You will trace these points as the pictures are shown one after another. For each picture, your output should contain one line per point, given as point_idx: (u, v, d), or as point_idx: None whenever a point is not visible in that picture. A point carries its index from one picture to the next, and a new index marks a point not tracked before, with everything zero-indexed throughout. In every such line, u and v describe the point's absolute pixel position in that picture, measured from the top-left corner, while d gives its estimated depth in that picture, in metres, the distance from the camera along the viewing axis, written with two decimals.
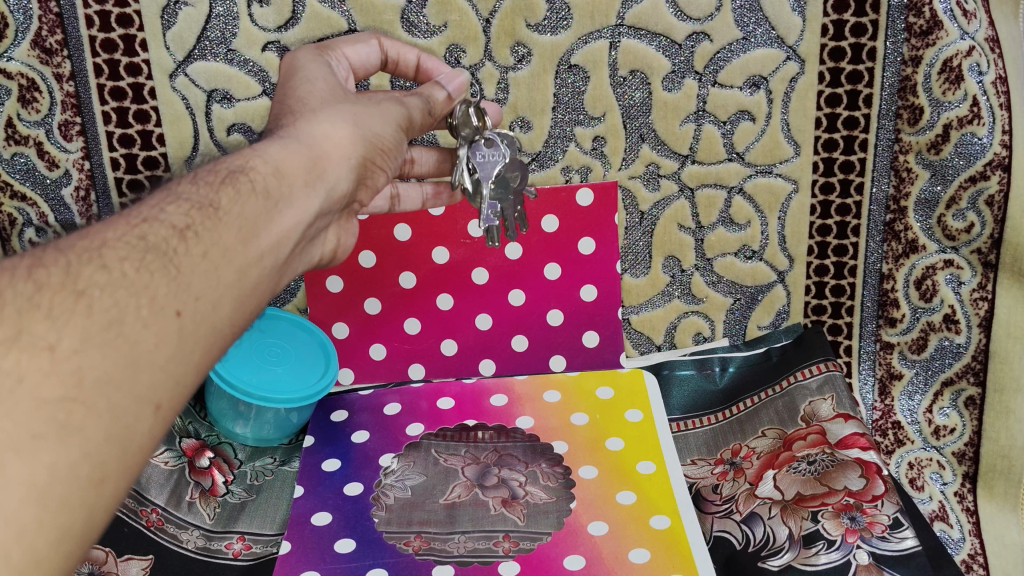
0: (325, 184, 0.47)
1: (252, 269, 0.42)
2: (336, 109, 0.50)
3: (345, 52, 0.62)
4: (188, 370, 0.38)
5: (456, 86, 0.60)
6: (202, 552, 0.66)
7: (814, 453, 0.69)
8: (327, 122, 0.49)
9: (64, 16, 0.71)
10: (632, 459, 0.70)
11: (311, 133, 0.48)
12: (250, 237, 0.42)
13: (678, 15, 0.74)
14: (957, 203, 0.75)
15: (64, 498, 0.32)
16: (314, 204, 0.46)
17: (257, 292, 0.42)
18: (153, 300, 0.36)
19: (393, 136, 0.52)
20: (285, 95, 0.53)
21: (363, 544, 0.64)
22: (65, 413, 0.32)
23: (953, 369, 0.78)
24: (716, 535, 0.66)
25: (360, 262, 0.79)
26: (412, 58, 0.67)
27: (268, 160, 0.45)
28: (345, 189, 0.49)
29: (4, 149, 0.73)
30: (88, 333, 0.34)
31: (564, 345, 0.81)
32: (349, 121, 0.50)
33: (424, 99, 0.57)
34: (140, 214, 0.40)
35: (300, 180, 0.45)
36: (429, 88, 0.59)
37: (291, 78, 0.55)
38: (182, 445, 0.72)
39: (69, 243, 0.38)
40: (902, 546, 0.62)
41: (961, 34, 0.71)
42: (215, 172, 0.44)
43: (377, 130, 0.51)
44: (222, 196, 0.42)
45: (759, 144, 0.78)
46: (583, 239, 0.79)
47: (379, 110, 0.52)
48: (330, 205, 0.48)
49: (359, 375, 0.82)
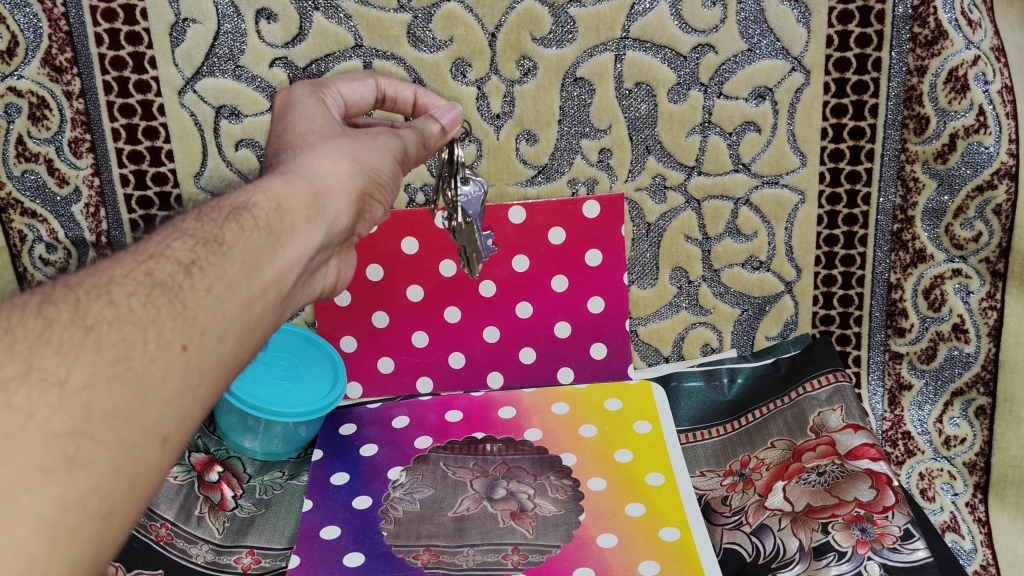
0: (327, 219, 0.47)
1: (256, 302, 0.42)
2: (335, 143, 0.51)
3: (340, 90, 0.61)
4: (194, 404, 0.38)
5: (449, 118, 0.61)
6: (211, 567, 0.66)
7: (824, 463, 0.69)
8: (327, 157, 0.49)
9: (75, 35, 0.71)
10: (641, 470, 0.70)
11: (312, 169, 0.48)
12: (253, 271, 0.42)
13: (683, 27, 0.74)
14: (965, 212, 0.75)
15: (74, 528, 0.32)
16: (316, 238, 0.46)
17: (262, 324, 0.42)
18: (160, 334, 0.36)
19: (390, 169, 0.53)
20: (285, 129, 0.53)
21: (372, 558, 0.64)
22: (75, 446, 0.33)
23: (963, 378, 0.78)
24: (726, 547, 0.66)
25: (367, 276, 0.79)
26: (409, 95, 0.66)
27: (270, 195, 0.45)
28: (345, 223, 0.49)
29: (15, 166, 0.74)
30: (97, 368, 0.34)
31: (571, 357, 0.81)
32: (348, 156, 0.50)
33: (420, 132, 0.58)
34: (147, 250, 0.40)
35: (302, 214, 0.45)
36: (424, 120, 0.60)
37: (288, 113, 0.55)
38: (192, 458, 0.73)
39: (78, 279, 0.38)
40: (913, 557, 0.62)
41: (966, 43, 0.71)
42: (219, 208, 0.44)
43: (375, 163, 0.51)
44: (226, 231, 0.42)
45: (765, 154, 0.78)
46: (590, 252, 0.79)
47: (376, 143, 0.53)
48: (332, 238, 0.48)
49: (367, 388, 0.82)
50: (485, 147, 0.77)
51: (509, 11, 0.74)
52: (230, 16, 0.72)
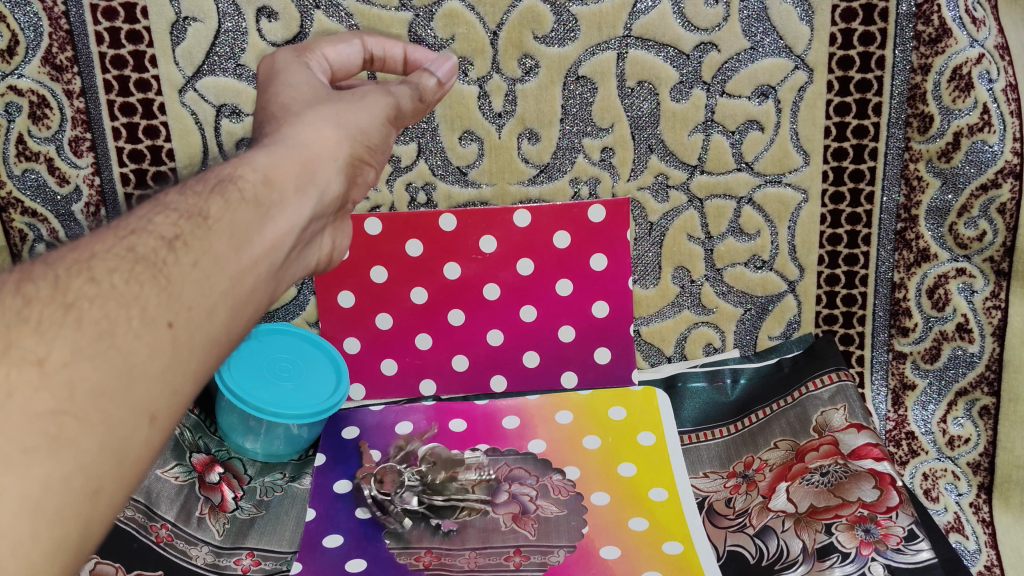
0: (317, 187, 0.47)
1: (246, 276, 0.41)
2: (319, 109, 0.51)
3: (325, 53, 0.59)
4: (184, 379, 0.38)
5: (446, 70, 0.60)
6: (211, 568, 0.65)
7: (827, 464, 0.68)
8: (311, 125, 0.49)
9: (75, 33, 0.71)
10: (645, 484, 0.69)
11: (297, 137, 0.48)
12: (242, 244, 0.42)
13: (686, 26, 0.74)
14: (969, 211, 0.74)
15: (59, 508, 0.32)
16: (307, 209, 0.46)
17: (253, 298, 0.42)
18: (144, 310, 0.36)
19: (379, 131, 0.53)
20: (269, 101, 0.53)
21: (374, 566, 0.63)
22: (58, 426, 0.32)
23: (967, 378, 0.78)
24: (730, 549, 0.65)
25: (371, 278, 0.79)
26: (398, 52, 0.63)
27: (256, 168, 0.45)
28: (337, 190, 0.49)
29: (15, 165, 0.73)
30: (78, 345, 0.34)
31: (575, 360, 0.81)
32: (333, 122, 0.50)
33: (414, 87, 0.58)
34: (128, 226, 0.40)
35: (290, 185, 0.46)
36: (419, 74, 0.59)
37: (273, 81, 0.55)
38: (192, 459, 0.72)
39: (58, 256, 0.38)
40: (916, 558, 0.61)
41: (971, 41, 0.71)
42: (203, 181, 0.44)
43: (361, 125, 0.52)
44: (211, 205, 0.42)
45: (769, 153, 0.77)
46: (595, 255, 0.79)
47: (364, 104, 0.53)
48: (323, 207, 0.49)
49: (370, 391, 0.81)
50: (486, 146, 0.77)
51: (510, 9, 0.73)
52: (230, 15, 0.72)
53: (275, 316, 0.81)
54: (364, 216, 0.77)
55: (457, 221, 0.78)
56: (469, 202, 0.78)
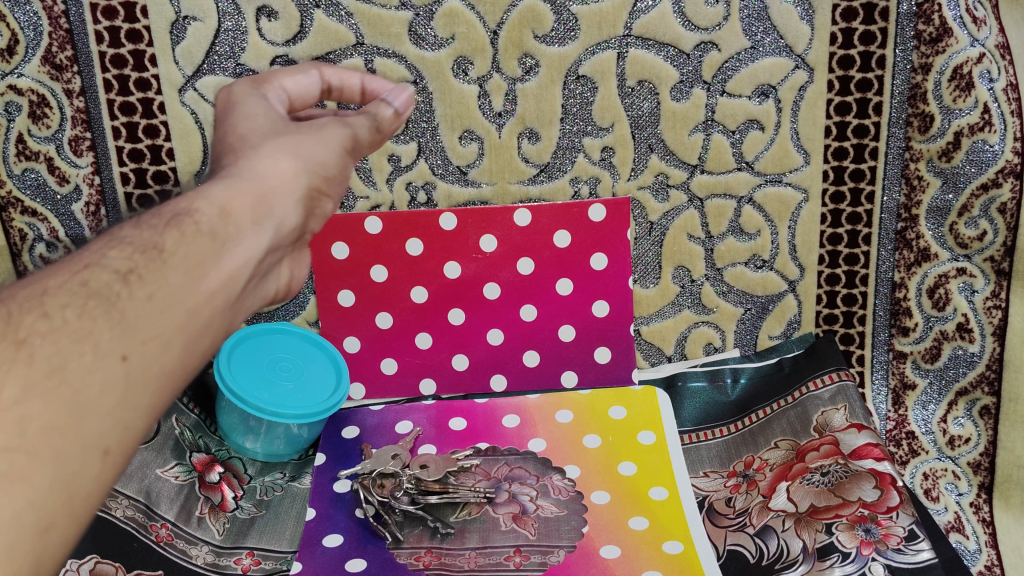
0: (273, 219, 0.45)
1: (203, 308, 0.40)
2: (276, 142, 0.48)
3: (282, 84, 0.55)
4: (138, 414, 0.36)
5: (403, 99, 0.57)
6: (212, 568, 0.65)
7: (828, 463, 0.68)
8: (268, 157, 0.47)
9: (74, 32, 0.71)
10: (645, 484, 0.69)
11: (254, 170, 0.46)
12: (197, 277, 0.40)
13: (687, 25, 0.74)
14: (969, 211, 0.74)
15: (5, 547, 0.31)
16: (264, 241, 0.44)
17: (210, 330, 0.41)
18: (97, 345, 0.35)
19: (338, 162, 0.51)
20: (224, 133, 0.49)
21: (374, 565, 0.63)
22: (6, 463, 0.31)
23: (967, 378, 0.78)
24: (730, 549, 0.65)
25: (372, 277, 0.78)
26: (356, 81, 0.60)
27: (213, 201, 0.43)
28: (294, 222, 0.47)
29: (15, 165, 0.73)
30: (30, 382, 0.33)
31: (575, 361, 0.81)
32: (291, 153, 0.48)
33: (371, 117, 0.55)
34: (83, 260, 0.39)
35: (247, 219, 0.43)
36: (376, 105, 0.56)
37: (225, 115, 0.51)
38: (192, 459, 0.72)
39: (8, 292, 0.36)
40: (918, 558, 0.61)
41: (972, 41, 0.71)
42: (159, 215, 0.42)
43: (320, 157, 0.49)
44: (167, 239, 0.40)
45: (769, 153, 0.77)
46: (595, 255, 0.79)
47: (321, 135, 0.50)
48: (281, 238, 0.46)
49: (370, 390, 0.81)
50: (487, 145, 0.77)
51: (510, 9, 0.73)
52: (230, 14, 0.72)
53: (275, 315, 0.81)
54: (365, 214, 0.77)
55: (458, 220, 0.77)
56: (469, 201, 0.78)
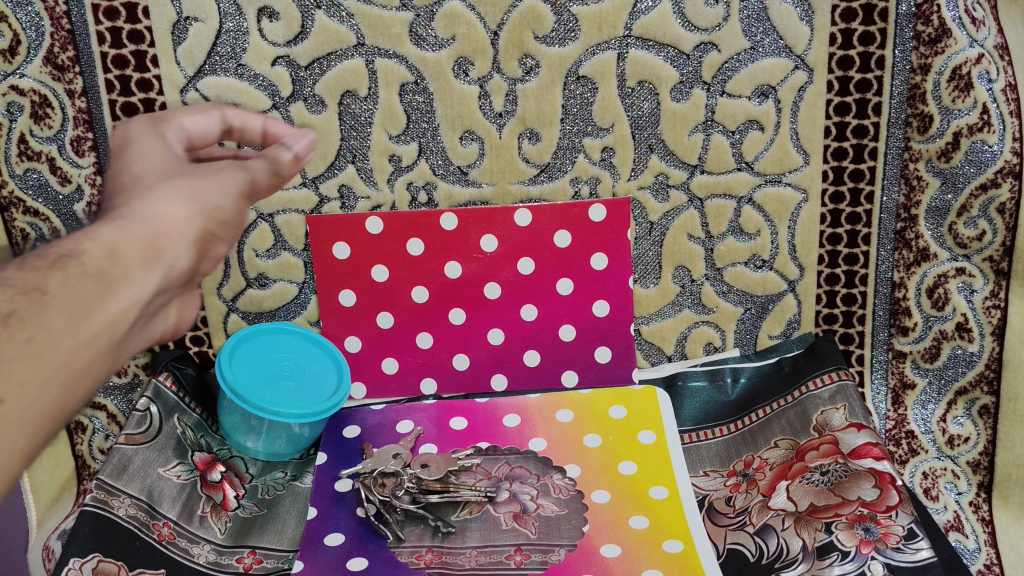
0: (164, 262, 0.42)
1: (84, 352, 0.37)
2: (171, 185, 0.44)
3: (181, 122, 0.52)
4: (8, 459, 0.34)
5: (306, 145, 0.51)
6: (213, 566, 0.65)
7: (827, 463, 0.68)
8: (161, 200, 0.43)
9: (76, 33, 0.71)
10: (645, 483, 0.69)
11: (147, 213, 0.42)
12: (81, 320, 0.37)
13: (686, 25, 0.74)
14: (968, 211, 0.75)
15: None
16: (153, 283, 0.41)
17: (91, 373, 0.38)
18: None
19: (235, 208, 0.47)
20: (118, 170, 0.46)
21: (375, 564, 0.63)
22: None
23: (966, 378, 0.78)
24: (730, 548, 0.65)
25: (373, 277, 0.79)
26: (258, 125, 0.57)
27: (100, 242, 0.39)
28: (186, 265, 0.43)
29: (16, 165, 0.73)
30: None
31: (575, 360, 0.81)
32: (187, 197, 0.44)
33: (270, 161, 0.50)
34: None
35: (137, 260, 0.40)
36: (275, 148, 0.51)
37: (118, 153, 0.47)
38: (194, 458, 0.72)
39: None
40: (917, 557, 0.60)
41: (970, 41, 0.71)
42: (40, 253, 0.38)
43: (217, 202, 0.45)
44: (49, 279, 0.36)
45: (769, 153, 0.77)
46: (595, 255, 0.79)
47: (217, 179, 0.46)
48: (170, 281, 0.43)
49: (371, 389, 0.82)
50: (487, 145, 0.77)
51: (511, 10, 0.74)
52: (231, 15, 0.72)
53: (277, 315, 0.82)
54: (365, 214, 0.77)
55: (458, 220, 0.78)
56: (470, 201, 0.79)
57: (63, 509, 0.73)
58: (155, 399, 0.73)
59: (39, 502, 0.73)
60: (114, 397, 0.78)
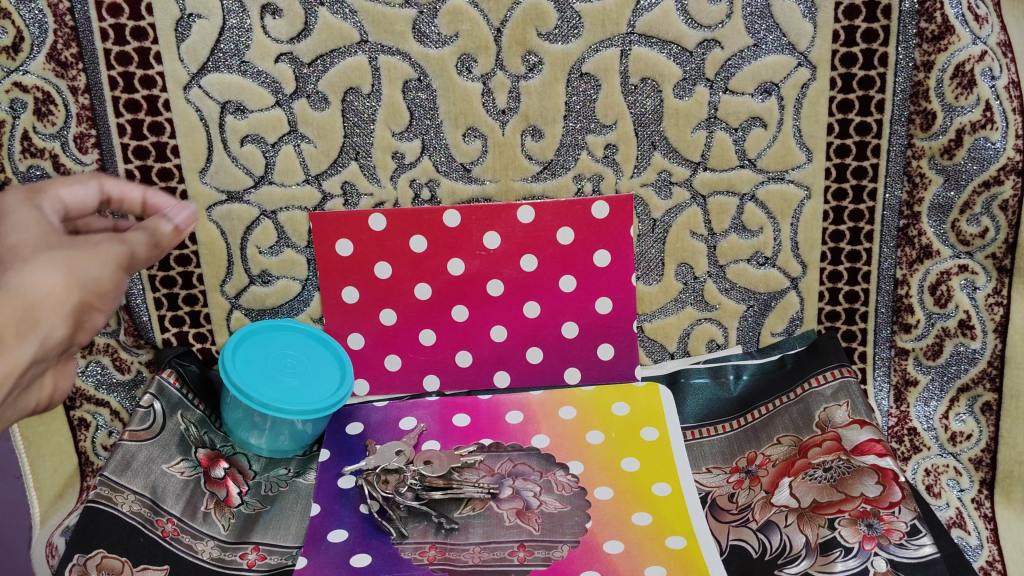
0: (38, 333, 0.42)
1: None
2: (47, 255, 0.44)
3: (58, 194, 0.52)
4: None
5: (185, 217, 0.52)
6: (217, 563, 0.65)
7: (830, 459, 0.68)
8: (37, 271, 0.43)
9: (79, 29, 0.71)
10: (648, 479, 0.69)
11: (21, 284, 0.42)
12: None
13: (688, 23, 0.74)
14: (971, 208, 0.75)
15: None
16: (25, 356, 0.42)
17: None
18: None
19: (115, 279, 0.47)
20: None
21: (379, 560, 0.63)
22: None
23: (969, 374, 0.78)
24: (733, 544, 0.65)
25: (376, 274, 0.79)
26: (137, 196, 0.56)
27: None
28: (61, 335, 0.44)
29: (20, 161, 0.72)
30: None
31: (578, 358, 0.82)
32: (64, 269, 0.44)
33: (150, 232, 0.51)
34: None
35: (8, 333, 0.41)
36: (155, 219, 0.52)
37: None
38: (197, 454, 0.72)
39: None
40: (920, 553, 0.60)
41: (973, 38, 0.71)
42: None
43: (95, 274, 0.45)
44: None
45: (771, 150, 0.78)
46: (598, 252, 0.79)
47: (96, 252, 0.46)
48: (45, 351, 0.44)
49: (374, 386, 0.82)
50: (491, 142, 0.77)
51: (514, 7, 0.74)
52: (235, 11, 0.72)
53: (280, 312, 0.82)
54: (369, 211, 0.78)
55: (461, 217, 0.78)
56: (473, 198, 0.79)
57: (67, 504, 0.73)
58: (159, 395, 0.73)
59: (43, 498, 0.73)
60: (118, 393, 0.78)
